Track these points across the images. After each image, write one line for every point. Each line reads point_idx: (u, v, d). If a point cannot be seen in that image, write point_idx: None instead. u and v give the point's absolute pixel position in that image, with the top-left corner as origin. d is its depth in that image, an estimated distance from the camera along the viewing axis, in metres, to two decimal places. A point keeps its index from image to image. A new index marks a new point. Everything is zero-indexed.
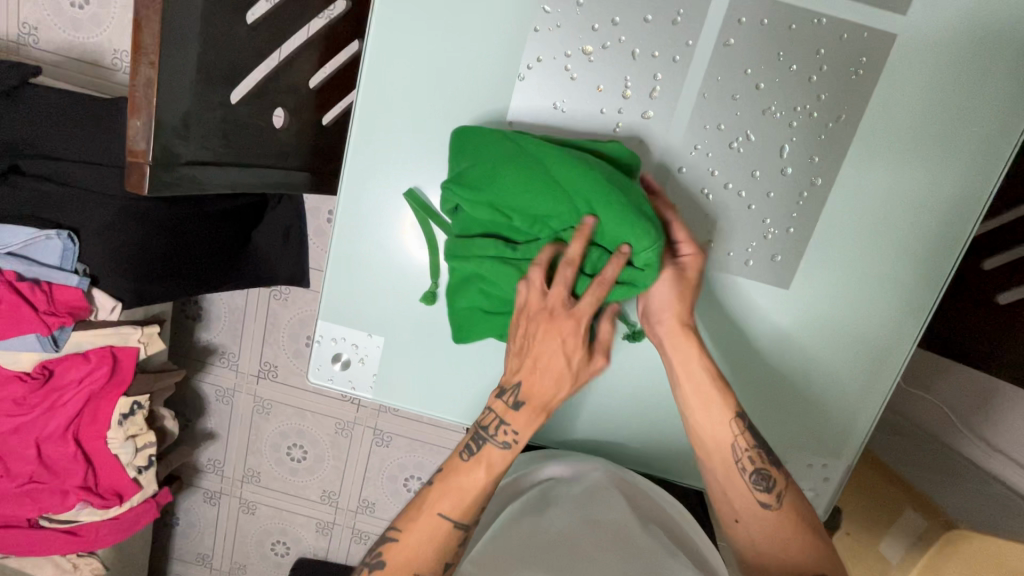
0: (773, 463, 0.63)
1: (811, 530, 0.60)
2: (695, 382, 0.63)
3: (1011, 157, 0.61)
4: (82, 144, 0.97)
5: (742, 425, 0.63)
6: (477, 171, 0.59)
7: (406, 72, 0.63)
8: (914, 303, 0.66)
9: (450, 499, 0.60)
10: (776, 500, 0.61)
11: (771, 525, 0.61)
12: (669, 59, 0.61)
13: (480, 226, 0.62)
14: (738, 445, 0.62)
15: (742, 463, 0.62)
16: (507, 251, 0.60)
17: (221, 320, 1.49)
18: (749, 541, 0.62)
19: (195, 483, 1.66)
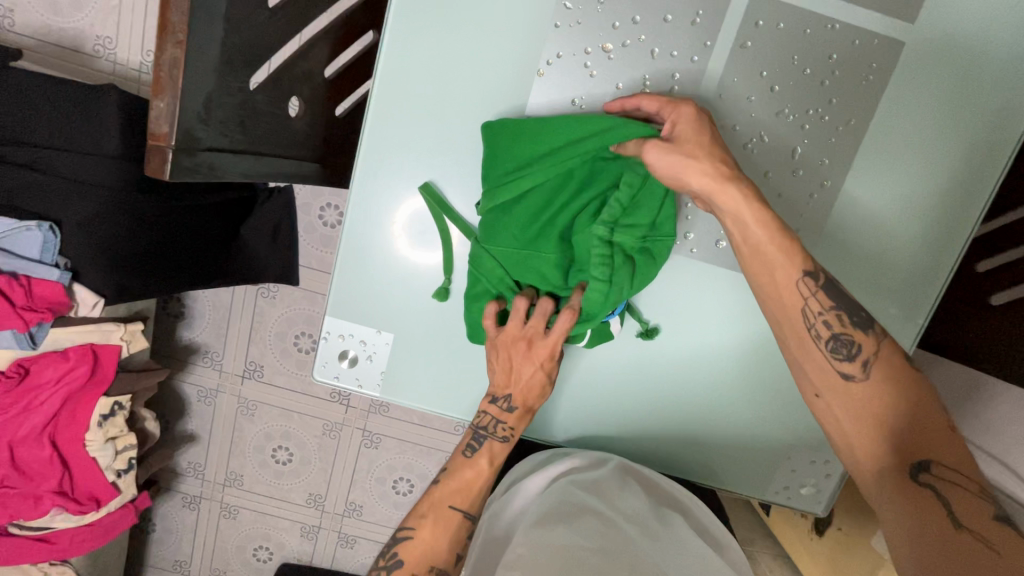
0: (859, 327, 0.55)
1: (906, 392, 0.53)
2: (754, 242, 0.56)
3: (1008, 163, 0.64)
4: (72, 133, 0.92)
5: (814, 284, 0.56)
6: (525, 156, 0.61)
7: (424, 64, 0.63)
8: (914, 303, 0.68)
9: (459, 495, 0.65)
10: (863, 370, 0.54)
11: (868, 398, 0.54)
12: (687, 59, 0.61)
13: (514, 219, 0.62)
14: (810, 309, 0.56)
15: (816, 329, 0.56)
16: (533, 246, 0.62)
17: (205, 318, 1.44)
18: (836, 420, 0.56)
19: (174, 488, 1.60)
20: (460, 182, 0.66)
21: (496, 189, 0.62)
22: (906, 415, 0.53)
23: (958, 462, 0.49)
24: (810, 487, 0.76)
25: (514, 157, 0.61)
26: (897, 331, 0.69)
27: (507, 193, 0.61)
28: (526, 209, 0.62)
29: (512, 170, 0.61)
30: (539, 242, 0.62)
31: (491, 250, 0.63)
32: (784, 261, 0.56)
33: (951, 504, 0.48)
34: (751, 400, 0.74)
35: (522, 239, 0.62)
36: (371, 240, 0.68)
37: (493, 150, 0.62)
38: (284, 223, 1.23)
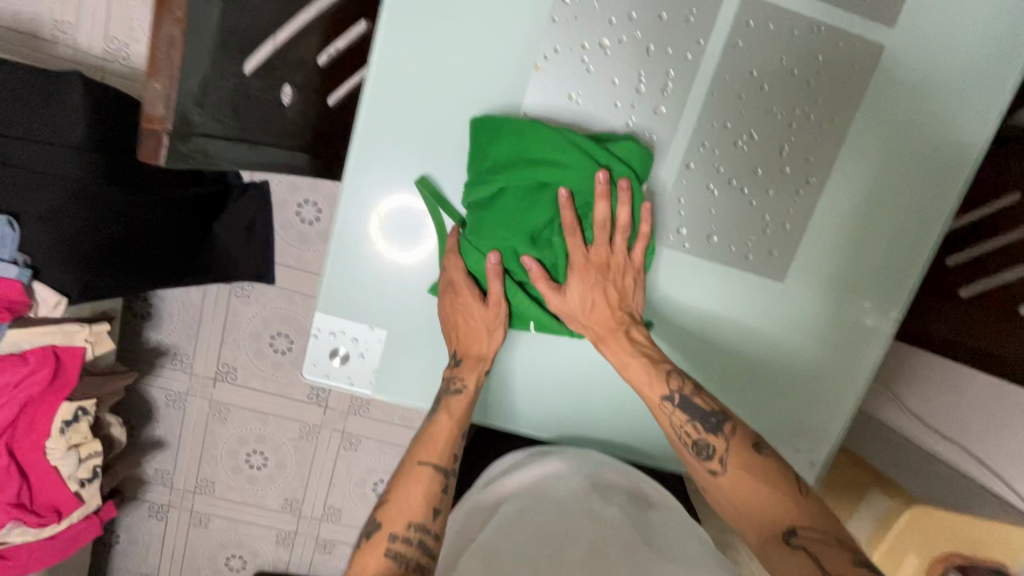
0: (711, 432, 0.59)
1: (765, 481, 0.56)
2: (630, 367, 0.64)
3: (976, 163, 0.68)
4: (35, 122, 0.87)
5: (671, 405, 0.61)
6: (499, 153, 0.60)
7: (420, 56, 0.62)
8: (891, 295, 0.72)
9: (410, 501, 0.58)
10: (722, 466, 0.58)
11: (736, 494, 0.57)
12: (681, 56, 0.62)
13: (483, 218, 0.62)
14: (674, 421, 0.61)
15: (683, 436, 0.60)
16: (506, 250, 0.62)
17: (173, 319, 1.38)
18: (717, 507, 0.60)
19: (139, 497, 1.52)
20: (454, 174, 0.65)
21: (477, 185, 0.61)
22: (771, 501, 0.55)
23: (817, 524, 0.53)
24: None
25: (496, 154, 0.60)
26: (875, 323, 0.73)
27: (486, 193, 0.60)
28: (499, 213, 0.61)
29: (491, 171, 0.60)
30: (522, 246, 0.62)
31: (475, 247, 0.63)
32: (650, 375, 0.62)
33: (824, 564, 0.49)
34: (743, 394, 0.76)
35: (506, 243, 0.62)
36: (363, 230, 0.67)
37: (477, 143, 0.61)
38: (258, 219, 1.20)
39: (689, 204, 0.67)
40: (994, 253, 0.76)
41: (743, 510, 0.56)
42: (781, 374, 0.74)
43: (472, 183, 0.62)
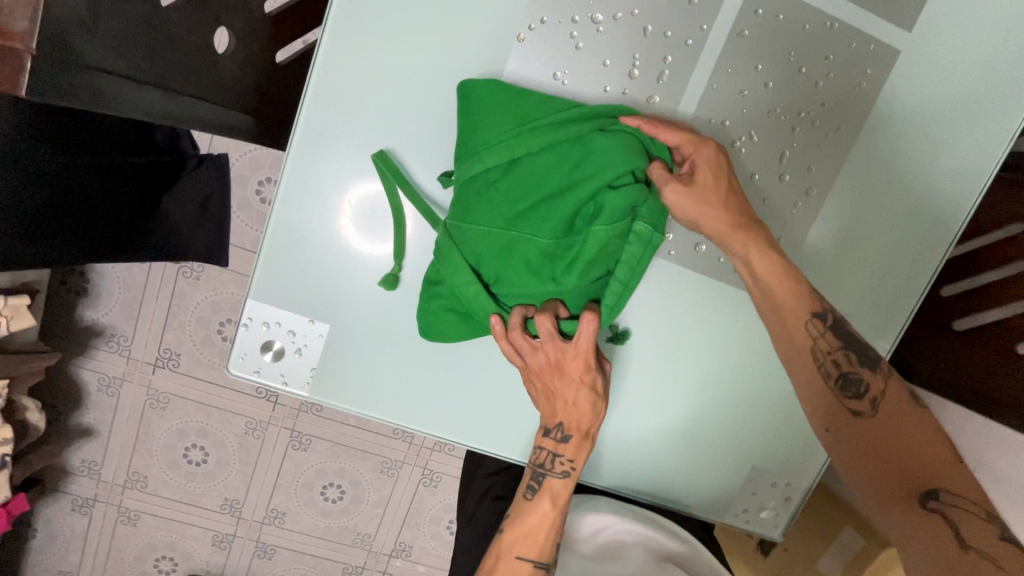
0: (864, 365, 0.57)
1: (917, 416, 0.57)
2: (777, 279, 0.57)
3: (983, 188, 0.63)
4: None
5: (822, 325, 0.57)
6: (500, 123, 0.53)
7: (390, 15, 0.54)
8: (883, 324, 0.67)
9: (529, 541, 0.57)
10: (872, 407, 0.57)
11: (872, 444, 0.57)
12: (681, 41, 0.56)
13: (481, 196, 0.53)
14: (818, 347, 0.57)
15: (826, 368, 0.57)
16: (528, 236, 0.53)
17: (112, 296, 1.26)
18: (827, 447, 0.61)
19: (61, 489, 1.39)
20: (418, 153, 0.58)
21: (474, 157, 0.53)
22: (919, 463, 0.55)
23: (963, 489, 0.54)
24: (769, 512, 0.73)
25: (507, 124, 0.53)
26: None
27: (503, 162, 0.53)
28: (523, 182, 0.53)
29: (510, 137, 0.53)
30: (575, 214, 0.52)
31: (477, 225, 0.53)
32: (795, 296, 0.57)
33: (963, 532, 0.52)
34: (721, 416, 0.70)
35: (550, 214, 0.52)
36: (309, 208, 0.58)
37: (474, 112, 0.53)
38: (216, 194, 1.09)
39: None
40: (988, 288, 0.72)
41: (870, 464, 0.58)
42: (757, 397, 0.70)
43: (463, 157, 0.54)
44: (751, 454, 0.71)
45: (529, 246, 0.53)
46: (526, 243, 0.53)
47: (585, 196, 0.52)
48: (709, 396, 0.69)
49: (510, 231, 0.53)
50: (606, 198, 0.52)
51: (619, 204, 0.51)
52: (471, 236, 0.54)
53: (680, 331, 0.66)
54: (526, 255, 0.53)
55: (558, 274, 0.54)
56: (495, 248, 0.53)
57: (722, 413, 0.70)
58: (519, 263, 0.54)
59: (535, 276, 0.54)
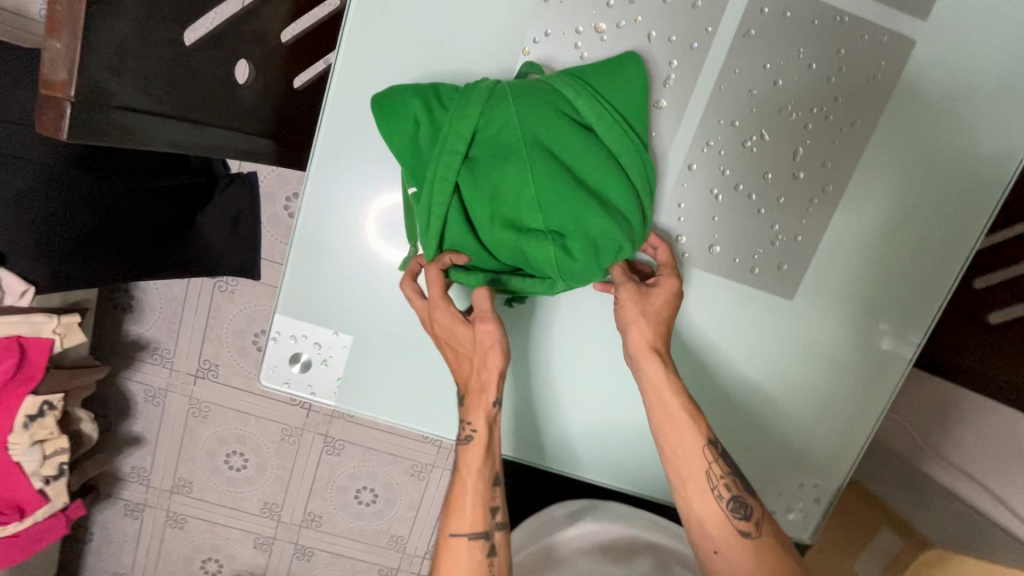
0: (749, 491, 0.58)
1: (786, 551, 0.56)
2: (666, 410, 0.58)
3: (1014, 175, 0.61)
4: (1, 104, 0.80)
5: (715, 451, 0.58)
6: (613, 94, 0.54)
7: (398, 36, 0.56)
8: (912, 320, 0.65)
9: (467, 471, 0.56)
10: (755, 528, 0.56)
11: (746, 566, 0.55)
12: (686, 45, 0.56)
13: (540, 122, 0.53)
14: (713, 472, 0.57)
15: (719, 491, 0.57)
16: (527, 176, 0.52)
17: (154, 311, 1.33)
18: (711, 563, 0.57)
19: (114, 495, 1.47)
20: None
21: (564, 93, 0.54)
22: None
23: None
24: (796, 514, 0.71)
25: (616, 89, 0.54)
26: (892, 349, 0.66)
27: (578, 106, 0.54)
28: (573, 143, 0.53)
29: (607, 100, 0.54)
30: (553, 190, 0.52)
31: (505, 110, 0.53)
32: (691, 424, 0.58)
33: None
34: (746, 419, 0.68)
35: (547, 179, 0.52)
36: (330, 225, 0.61)
37: (609, 69, 0.54)
38: (245, 211, 1.11)
39: (688, 209, 0.61)
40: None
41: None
42: (785, 398, 0.68)
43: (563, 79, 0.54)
44: (780, 456, 0.69)
45: (518, 162, 0.53)
46: (517, 161, 0.53)
47: (574, 198, 0.52)
48: (733, 398, 0.68)
49: (523, 150, 0.52)
50: (581, 213, 0.52)
51: (586, 224, 0.53)
52: (494, 111, 0.53)
53: (699, 334, 0.65)
54: (502, 182, 0.53)
55: (492, 222, 0.54)
56: (499, 162, 0.53)
57: (748, 416, 0.68)
58: (496, 168, 0.53)
59: (485, 198, 0.54)
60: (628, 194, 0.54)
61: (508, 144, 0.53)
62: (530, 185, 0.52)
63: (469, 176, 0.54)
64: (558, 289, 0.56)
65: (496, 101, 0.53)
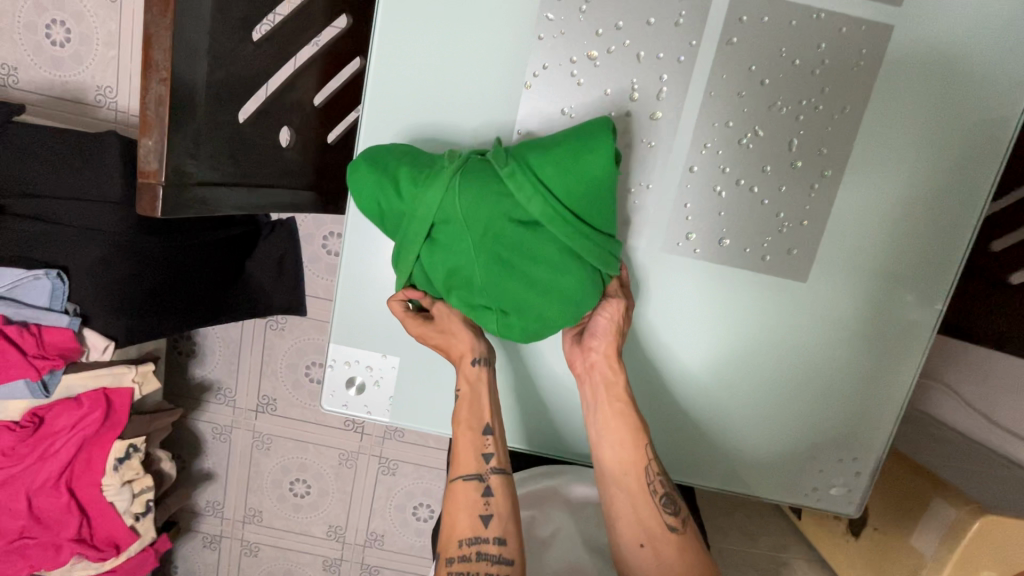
0: (675, 492, 0.65)
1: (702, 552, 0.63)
2: (615, 409, 0.65)
3: (1012, 138, 0.63)
4: (70, 182, 0.89)
5: (652, 452, 0.65)
6: (567, 182, 0.56)
7: (412, 88, 0.63)
8: (930, 288, 0.67)
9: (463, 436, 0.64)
10: (678, 526, 0.64)
11: (667, 560, 0.62)
12: (674, 60, 0.61)
13: (489, 216, 0.56)
14: (650, 470, 0.64)
15: (653, 488, 0.64)
16: (474, 269, 0.58)
17: (215, 354, 1.44)
18: (626, 546, 0.64)
19: (194, 528, 1.58)
20: None
21: (510, 187, 0.56)
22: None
23: None
24: (839, 488, 0.73)
25: (566, 184, 0.56)
26: (914, 318, 0.68)
27: (524, 201, 0.56)
28: (520, 236, 0.57)
29: (557, 194, 0.56)
30: (494, 283, 0.58)
31: (454, 206, 0.57)
32: (633, 427, 0.65)
33: None
34: (775, 402, 0.71)
35: (488, 276, 0.58)
36: (370, 260, 0.68)
37: (564, 162, 0.55)
38: (288, 254, 1.21)
39: (695, 208, 0.65)
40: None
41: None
42: (812, 377, 0.70)
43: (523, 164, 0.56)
44: (812, 434, 0.72)
45: (463, 255, 0.58)
46: (461, 254, 0.58)
47: (518, 291, 0.58)
48: (757, 383, 0.71)
49: (474, 245, 0.57)
50: (521, 304, 0.59)
51: (526, 308, 0.59)
52: (450, 203, 0.57)
53: (721, 324, 0.69)
54: (449, 273, 0.59)
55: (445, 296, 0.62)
56: (454, 252, 0.58)
57: (777, 398, 0.71)
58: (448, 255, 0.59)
59: (438, 279, 0.60)
60: (576, 283, 0.58)
61: (463, 234, 0.58)
62: (473, 279, 0.59)
63: (426, 255, 0.60)
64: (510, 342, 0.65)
65: (447, 196, 0.57)
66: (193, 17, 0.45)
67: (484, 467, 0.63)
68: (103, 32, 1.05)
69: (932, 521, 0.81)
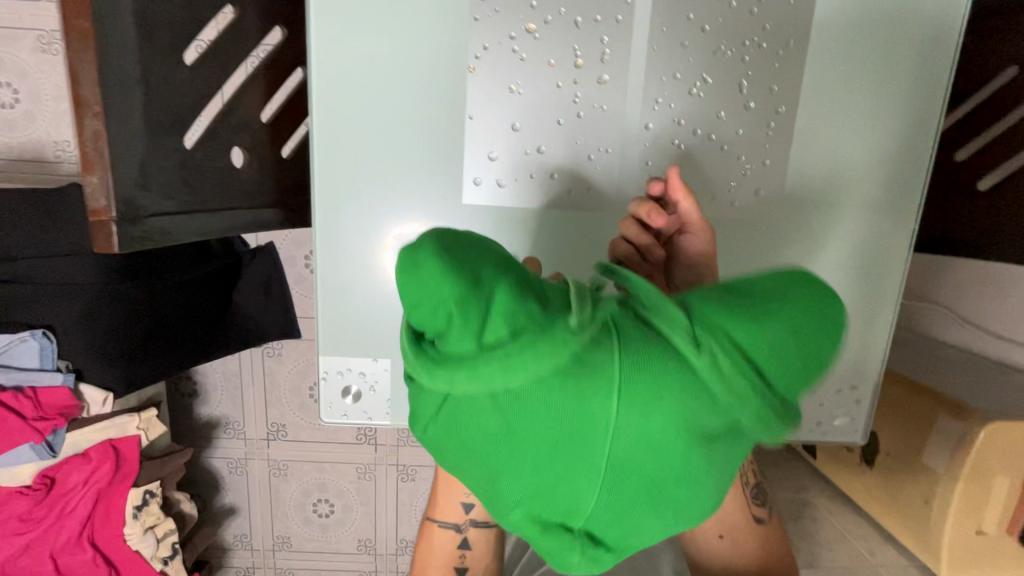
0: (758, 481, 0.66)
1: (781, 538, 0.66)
2: None
3: (958, 47, 0.63)
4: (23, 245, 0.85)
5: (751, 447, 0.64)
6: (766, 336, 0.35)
7: (359, 92, 0.62)
8: (901, 208, 0.68)
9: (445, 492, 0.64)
10: (763, 514, 0.65)
11: (743, 548, 0.64)
12: (612, 21, 0.61)
13: (624, 381, 0.32)
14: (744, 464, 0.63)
15: (745, 480, 0.63)
16: (587, 449, 0.33)
17: (218, 391, 1.44)
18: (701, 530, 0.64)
19: (226, 565, 1.59)
20: (423, 196, 0.66)
21: (676, 362, 0.33)
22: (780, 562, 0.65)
23: None
24: (842, 419, 0.74)
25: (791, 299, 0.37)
26: (890, 241, 0.69)
27: (746, 365, 0.34)
28: (667, 412, 0.33)
29: (781, 397, 0.36)
30: (629, 509, 0.34)
31: (602, 391, 0.32)
32: None
33: None
34: None
35: (620, 459, 0.33)
36: (344, 268, 0.68)
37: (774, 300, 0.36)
38: (273, 279, 1.20)
39: (656, 164, 0.65)
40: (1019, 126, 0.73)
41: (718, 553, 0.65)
42: None
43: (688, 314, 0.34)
44: None
45: (586, 462, 0.33)
46: (580, 464, 0.33)
47: (654, 491, 0.35)
48: None
49: (590, 416, 0.32)
50: (649, 512, 0.35)
51: (637, 516, 0.36)
52: (553, 358, 0.31)
53: None
54: (542, 400, 0.32)
55: (507, 512, 0.36)
56: (544, 418, 0.32)
57: None
58: (544, 462, 0.33)
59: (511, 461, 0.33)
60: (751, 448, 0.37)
61: (575, 401, 0.32)
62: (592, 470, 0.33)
63: (501, 459, 0.33)
64: (564, 572, 0.40)
65: (600, 376, 0.32)
66: (116, 48, 0.45)
67: (462, 518, 0.65)
68: (48, 87, 1.04)
69: (941, 440, 0.82)
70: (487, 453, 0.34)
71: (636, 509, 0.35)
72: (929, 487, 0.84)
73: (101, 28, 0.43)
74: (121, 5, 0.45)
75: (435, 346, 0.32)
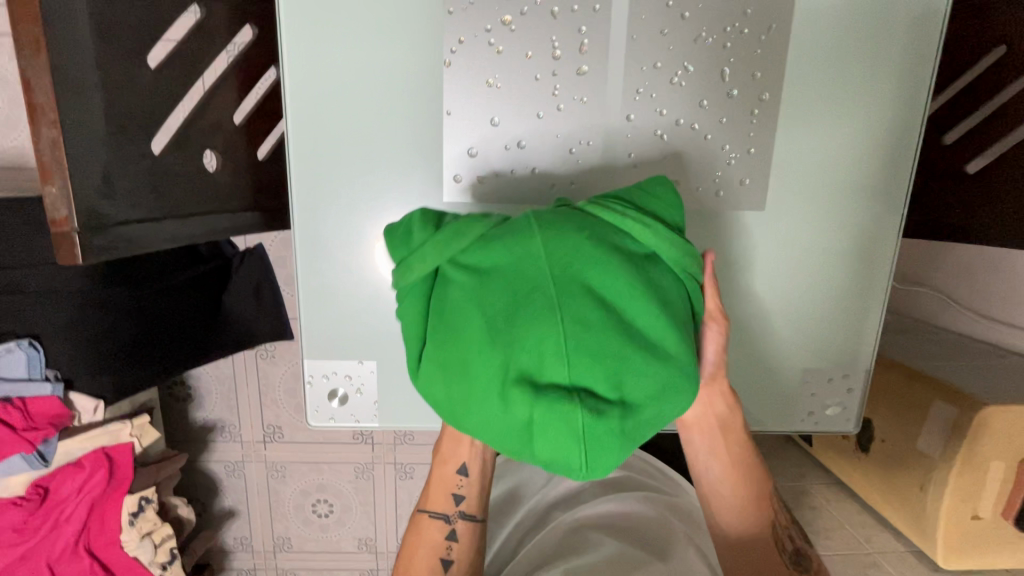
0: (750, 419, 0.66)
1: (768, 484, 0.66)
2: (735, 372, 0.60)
3: (944, 28, 0.62)
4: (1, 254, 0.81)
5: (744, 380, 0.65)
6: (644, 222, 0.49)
7: (333, 87, 0.61)
8: (888, 194, 0.67)
9: (438, 480, 0.64)
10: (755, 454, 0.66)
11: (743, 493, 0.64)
12: (589, 10, 0.60)
13: (562, 251, 0.44)
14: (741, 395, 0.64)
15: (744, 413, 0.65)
16: (552, 310, 0.41)
17: (212, 395, 1.44)
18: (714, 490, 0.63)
19: (227, 567, 1.59)
20: (403, 195, 0.64)
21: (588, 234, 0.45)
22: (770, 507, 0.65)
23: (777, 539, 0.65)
24: (834, 408, 0.74)
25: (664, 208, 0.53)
26: (878, 226, 0.68)
27: (637, 250, 0.47)
28: (598, 272, 0.43)
29: (678, 270, 0.49)
30: (603, 344, 0.41)
31: (543, 252, 0.43)
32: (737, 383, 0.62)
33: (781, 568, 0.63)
34: (758, 337, 0.71)
35: (582, 321, 0.41)
36: (326, 271, 0.67)
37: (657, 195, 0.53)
38: (263, 281, 1.19)
39: (639, 155, 0.64)
40: (1012, 102, 0.72)
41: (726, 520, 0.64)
42: (790, 302, 0.70)
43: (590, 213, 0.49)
44: (801, 358, 0.72)
45: (557, 303, 0.41)
46: (553, 304, 0.41)
47: (616, 344, 0.41)
48: (737, 320, 0.70)
49: (541, 278, 0.42)
50: (619, 367, 0.41)
51: (614, 378, 0.41)
52: (511, 248, 0.44)
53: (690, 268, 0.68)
54: (506, 275, 0.43)
55: (503, 379, 0.41)
56: (512, 289, 0.42)
57: (759, 329, 0.71)
58: (525, 311, 0.41)
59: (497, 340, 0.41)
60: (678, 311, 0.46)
61: (532, 274, 0.43)
62: (558, 329, 0.40)
63: (498, 315, 0.42)
64: (567, 466, 0.41)
65: (539, 242, 0.44)
66: (70, 53, 0.44)
67: (453, 508, 0.64)
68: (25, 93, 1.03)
69: (935, 425, 0.82)
70: (481, 317, 0.42)
71: (609, 367, 0.40)
72: (925, 473, 0.83)
73: (53, 33, 0.42)
74: (75, 9, 0.44)
75: (424, 262, 0.47)
